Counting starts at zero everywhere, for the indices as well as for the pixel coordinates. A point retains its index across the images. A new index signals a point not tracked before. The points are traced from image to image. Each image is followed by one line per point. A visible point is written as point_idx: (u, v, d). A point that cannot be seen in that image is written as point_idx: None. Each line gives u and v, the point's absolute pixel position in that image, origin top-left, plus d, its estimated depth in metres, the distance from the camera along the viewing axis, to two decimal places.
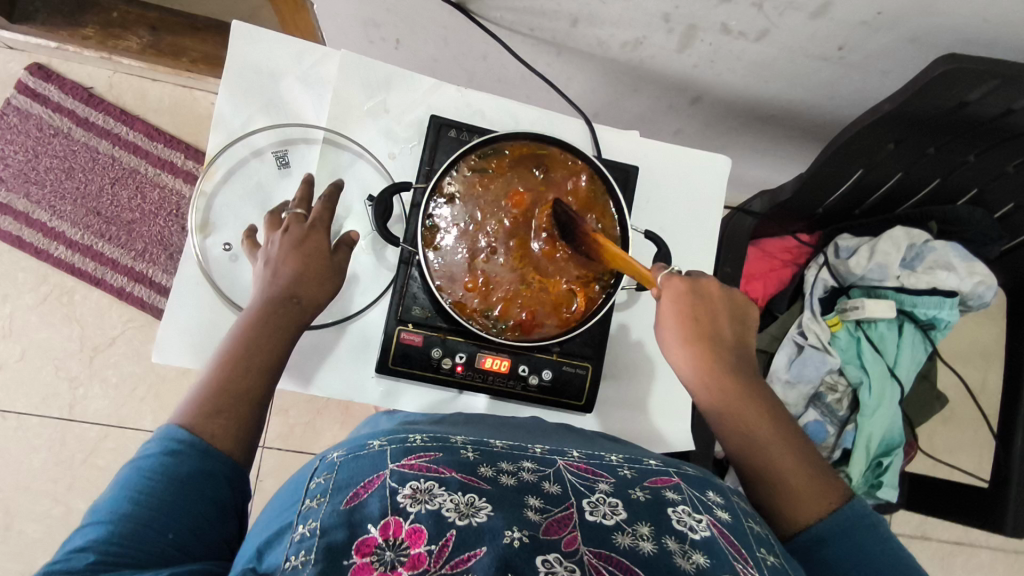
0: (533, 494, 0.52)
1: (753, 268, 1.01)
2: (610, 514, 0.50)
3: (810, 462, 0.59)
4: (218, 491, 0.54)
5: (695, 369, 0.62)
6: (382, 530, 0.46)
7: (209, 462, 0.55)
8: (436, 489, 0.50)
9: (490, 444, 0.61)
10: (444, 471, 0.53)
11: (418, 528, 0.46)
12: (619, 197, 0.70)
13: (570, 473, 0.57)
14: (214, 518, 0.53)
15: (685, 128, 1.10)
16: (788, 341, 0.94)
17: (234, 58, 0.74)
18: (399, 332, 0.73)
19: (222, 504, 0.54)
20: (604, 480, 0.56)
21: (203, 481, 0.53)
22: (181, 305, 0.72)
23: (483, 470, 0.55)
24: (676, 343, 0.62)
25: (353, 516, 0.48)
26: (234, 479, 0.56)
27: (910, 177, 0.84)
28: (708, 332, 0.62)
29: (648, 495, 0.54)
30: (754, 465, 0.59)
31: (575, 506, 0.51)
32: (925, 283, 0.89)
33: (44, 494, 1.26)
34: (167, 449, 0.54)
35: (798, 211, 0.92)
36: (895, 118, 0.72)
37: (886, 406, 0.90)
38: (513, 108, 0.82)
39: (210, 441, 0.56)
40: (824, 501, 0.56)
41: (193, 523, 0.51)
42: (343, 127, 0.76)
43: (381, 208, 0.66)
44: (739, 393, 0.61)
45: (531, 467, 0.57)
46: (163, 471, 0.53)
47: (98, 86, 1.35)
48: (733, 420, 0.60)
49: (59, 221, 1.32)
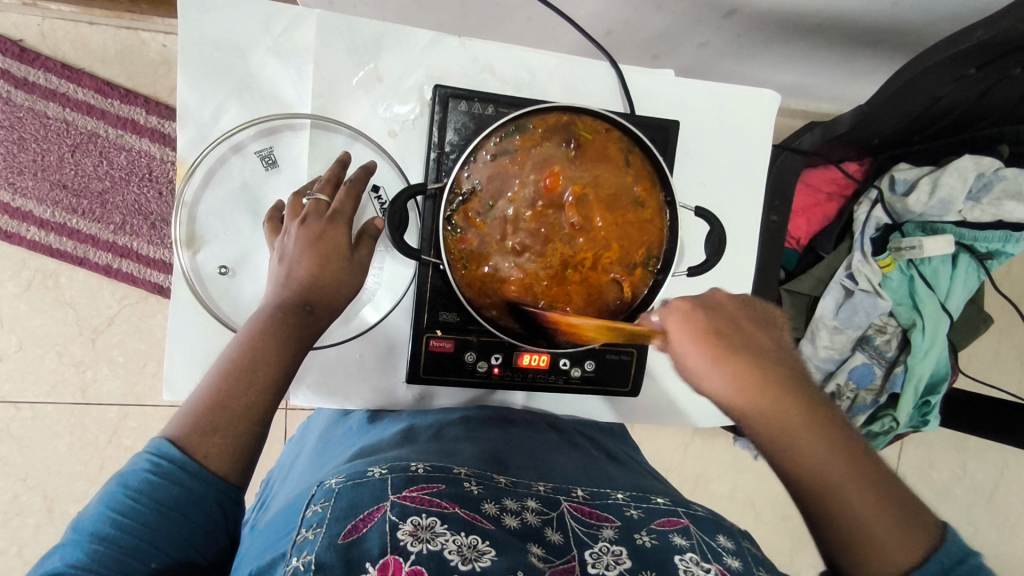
0: (536, 542, 0.51)
1: (796, 203, 0.92)
2: (613, 565, 0.49)
3: (893, 493, 0.46)
4: (209, 515, 0.48)
5: (731, 390, 0.50)
6: (382, 569, 0.44)
7: (201, 484, 0.48)
8: (439, 528, 0.48)
9: (493, 477, 0.58)
10: (446, 506, 0.51)
11: (418, 570, 0.44)
12: (664, 170, 0.60)
13: (572, 517, 0.54)
14: (201, 545, 0.47)
15: (712, 42, 0.95)
16: (835, 285, 0.86)
17: (188, 34, 0.61)
18: (427, 339, 0.66)
19: (212, 532, 0.48)
20: (609, 526, 0.54)
21: (193, 505, 0.47)
22: (184, 334, 0.65)
23: (487, 506, 0.53)
24: (701, 359, 0.51)
25: (350, 553, 0.46)
26: (228, 502, 0.49)
27: (987, 99, 0.73)
28: (736, 345, 0.51)
29: (655, 541, 0.52)
30: (820, 501, 0.47)
31: (577, 558, 0.50)
32: (988, 216, 0.81)
33: (78, 476, 1.26)
34: (155, 467, 0.47)
35: (854, 142, 0.82)
36: (986, 45, 0.61)
37: (937, 346, 0.86)
38: (524, 57, 0.70)
39: (202, 461, 0.49)
40: (916, 538, 0.44)
41: (176, 551, 0.46)
42: (332, 108, 0.65)
43: (396, 218, 0.57)
44: (788, 414, 0.49)
45: (535, 507, 0.55)
46: (148, 492, 0.46)
47: (29, 37, 1.16)
48: (787, 448, 0.49)
49: (23, 200, 1.20)
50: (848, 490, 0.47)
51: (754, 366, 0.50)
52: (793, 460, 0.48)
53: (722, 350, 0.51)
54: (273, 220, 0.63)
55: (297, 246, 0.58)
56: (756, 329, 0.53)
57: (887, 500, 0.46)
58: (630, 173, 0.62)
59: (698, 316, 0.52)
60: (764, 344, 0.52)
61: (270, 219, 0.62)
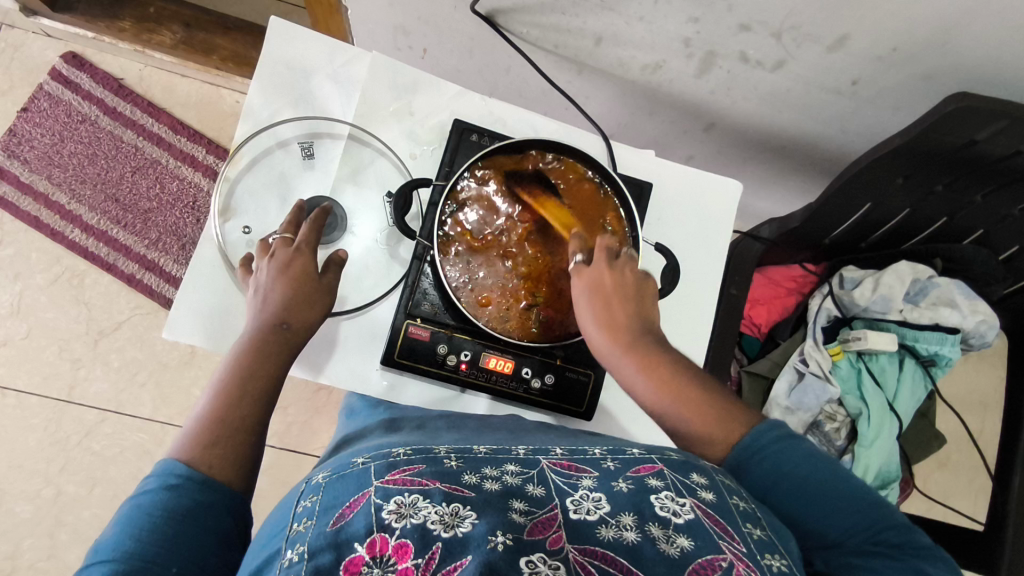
0: (518, 497, 0.51)
1: (758, 294, 1.05)
2: (593, 510, 0.49)
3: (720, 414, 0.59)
4: (218, 521, 0.54)
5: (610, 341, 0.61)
6: (370, 547, 0.45)
7: (206, 493, 0.54)
8: (421, 504, 0.49)
9: (473, 451, 0.59)
10: (428, 483, 0.51)
11: (404, 544, 0.45)
12: (633, 211, 0.71)
13: (553, 472, 0.55)
14: (215, 548, 0.53)
15: (697, 155, 1.11)
16: (790, 367, 0.96)
17: (270, 54, 0.77)
18: (407, 326, 0.74)
19: (224, 534, 0.54)
20: (588, 476, 0.54)
21: (203, 512, 0.53)
22: (197, 287, 0.74)
23: (468, 476, 0.53)
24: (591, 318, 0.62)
25: (339, 536, 0.47)
26: (234, 507, 0.56)
27: (917, 213, 0.87)
28: (615, 308, 0.62)
29: (631, 484, 0.52)
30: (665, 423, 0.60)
31: (559, 506, 0.50)
32: (926, 318, 0.94)
33: (35, 474, 1.21)
34: (166, 483, 0.54)
35: (805, 240, 0.95)
36: (907, 154, 0.75)
37: (883, 438, 0.92)
38: (532, 120, 0.84)
39: (207, 472, 0.56)
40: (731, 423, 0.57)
41: (193, 554, 0.51)
42: (368, 125, 0.79)
43: (403, 202, 0.69)
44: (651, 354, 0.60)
45: (514, 469, 0.55)
46: (161, 505, 0.53)
47: (129, 78, 1.35)
48: (646, 379, 0.59)
49: (77, 205, 1.31)
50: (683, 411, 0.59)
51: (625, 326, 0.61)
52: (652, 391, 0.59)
53: (605, 310, 0.62)
54: (245, 264, 0.70)
55: (269, 275, 0.65)
56: (632, 287, 0.63)
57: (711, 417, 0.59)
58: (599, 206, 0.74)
59: (591, 279, 0.63)
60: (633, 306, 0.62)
61: (242, 262, 0.70)
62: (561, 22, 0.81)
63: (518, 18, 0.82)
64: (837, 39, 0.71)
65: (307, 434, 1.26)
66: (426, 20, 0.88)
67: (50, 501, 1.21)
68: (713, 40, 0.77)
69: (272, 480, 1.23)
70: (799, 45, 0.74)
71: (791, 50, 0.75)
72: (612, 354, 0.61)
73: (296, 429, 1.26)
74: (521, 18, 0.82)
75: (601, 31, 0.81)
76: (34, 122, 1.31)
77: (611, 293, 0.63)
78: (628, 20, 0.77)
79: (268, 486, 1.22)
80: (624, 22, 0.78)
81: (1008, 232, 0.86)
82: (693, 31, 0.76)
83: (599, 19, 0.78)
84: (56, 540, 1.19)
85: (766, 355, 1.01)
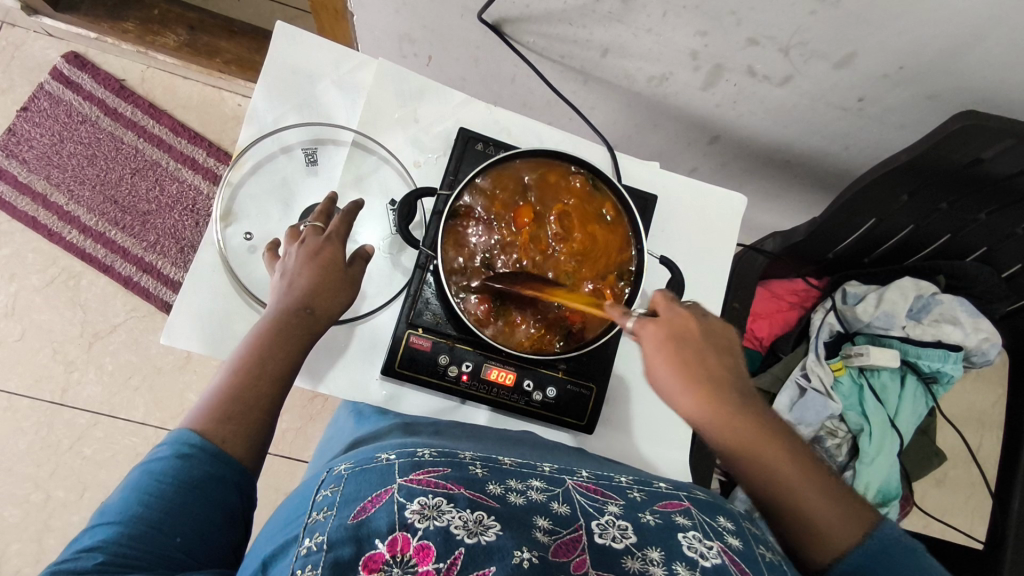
0: (542, 514, 0.50)
1: (759, 307, 1.07)
2: (620, 538, 0.48)
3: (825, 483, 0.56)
4: (227, 497, 0.53)
5: (704, 420, 0.58)
6: (390, 545, 0.44)
7: (220, 466, 0.54)
8: (445, 507, 0.48)
9: (498, 461, 0.59)
10: (453, 487, 0.51)
11: (427, 545, 0.44)
12: (638, 224, 0.71)
13: (578, 493, 0.54)
14: (220, 523, 0.52)
15: (700, 167, 1.11)
16: (792, 383, 0.97)
17: (275, 58, 0.76)
18: (409, 335, 0.73)
19: (229, 509, 0.53)
20: (614, 503, 0.54)
21: (214, 486, 0.52)
22: (197, 292, 0.73)
23: (493, 486, 0.53)
24: (680, 394, 0.59)
25: (360, 530, 0.46)
26: (243, 484, 0.55)
27: (921, 230, 0.88)
28: (704, 377, 0.59)
29: (659, 519, 0.52)
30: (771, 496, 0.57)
31: (584, 528, 0.49)
32: (929, 335, 0.95)
33: (24, 478, 1.19)
34: (179, 451, 0.53)
35: (808, 256, 0.96)
36: (911, 170, 0.75)
37: (885, 455, 0.93)
38: (538, 129, 0.84)
39: (221, 445, 0.55)
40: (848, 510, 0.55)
41: (200, 526, 0.50)
42: (372, 132, 0.78)
43: (405, 211, 0.69)
44: (750, 430, 0.57)
45: (539, 486, 0.55)
46: (172, 473, 0.52)
47: (131, 79, 1.35)
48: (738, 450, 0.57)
49: (75, 206, 1.29)
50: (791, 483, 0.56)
51: (715, 394, 0.58)
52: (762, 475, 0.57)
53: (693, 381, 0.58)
54: (272, 250, 0.70)
55: (297, 261, 0.64)
56: (716, 352, 0.60)
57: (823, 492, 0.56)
58: (588, 200, 0.74)
59: (670, 342, 0.59)
60: (724, 369, 0.59)
61: (270, 249, 0.69)
62: (568, 32, 0.81)
63: (526, 27, 0.82)
64: (845, 56, 0.71)
65: (301, 441, 1.24)
66: (433, 28, 0.87)
67: (39, 506, 1.19)
68: (720, 54, 0.77)
69: (265, 488, 1.22)
70: (806, 61, 0.74)
71: (798, 66, 0.75)
72: (713, 431, 0.58)
73: (290, 436, 1.24)
74: (529, 27, 0.81)
75: (607, 43, 0.81)
76: (34, 121, 1.30)
77: (696, 362, 0.59)
78: (635, 32, 0.77)
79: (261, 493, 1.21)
80: (631, 34, 0.77)
81: (1011, 250, 0.87)
82: (701, 45, 0.76)
83: (606, 30, 0.78)
84: (44, 545, 1.17)
85: (768, 369, 1.01)
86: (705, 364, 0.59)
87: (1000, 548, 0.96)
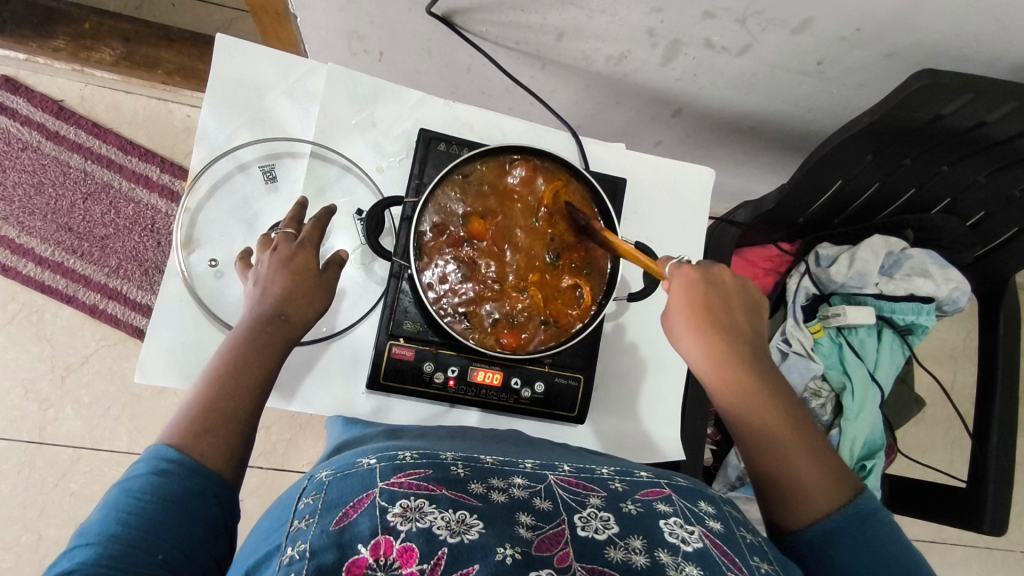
0: (525, 510, 0.50)
1: (737, 277, 1.09)
2: (602, 529, 0.49)
3: (824, 459, 0.60)
4: (208, 510, 0.52)
5: (710, 356, 0.63)
6: (372, 550, 0.44)
7: (198, 481, 0.52)
8: (427, 508, 0.48)
9: (480, 460, 0.58)
10: (434, 488, 0.51)
11: (409, 548, 0.44)
12: (608, 207, 0.70)
13: (560, 487, 0.55)
14: (203, 537, 0.50)
15: (666, 140, 1.09)
16: (774, 348, 1.01)
17: (218, 72, 0.73)
18: (391, 346, 0.72)
19: (212, 523, 0.51)
20: (596, 494, 0.54)
21: (193, 501, 0.51)
22: (166, 325, 0.70)
23: (475, 485, 0.53)
24: (691, 331, 0.64)
25: (342, 537, 0.46)
26: (224, 497, 0.53)
27: (887, 186, 0.92)
28: (721, 319, 0.64)
29: (640, 507, 0.52)
30: (767, 447, 0.61)
31: (567, 522, 0.49)
32: (903, 290, 0.99)
33: (12, 521, 1.16)
34: (155, 468, 0.52)
35: (780, 221, 0.99)
36: (874, 129, 0.77)
37: (868, 409, 0.97)
38: (500, 121, 0.82)
39: (199, 460, 0.53)
40: (837, 495, 0.58)
41: (183, 542, 0.49)
42: (330, 141, 0.76)
43: (373, 222, 0.67)
44: (752, 378, 0.62)
45: (522, 482, 0.55)
46: (150, 490, 0.50)
47: (69, 99, 1.27)
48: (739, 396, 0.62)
49: (29, 238, 1.24)
50: (784, 439, 0.60)
51: (728, 342, 0.63)
52: (750, 419, 0.61)
53: (708, 316, 0.63)
54: (244, 259, 0.68)
55: (270, 269, 0.62)
56: (738, 307, 0.65)
57: (818, 465, 0.60)
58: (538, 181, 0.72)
59: (697, 289, 0.64)
60: (741, 321, 0.65)
61: (240, 257, 0.67)
62: (520, 19, 0.79)
63: (476, 17, 0.79)
64: (801, 22, 0.71)
65: (293, 452, 1.23)
66: (380, 23, 0.84)
67: (31, 547, 1.16)
68: (677, 29, 0.76)
69: (262, 502, 1.20)
70: (763, 29, 0.73)
71: (756, 35, 0.75)
72: (715, 366, 0.63)
73: (282, 448, 1.23)
74: (480, 16, 0.79)
75: (562, 26, 0.79)
76: None
77: (719, 307, 0.64)
78: (589, 13, 0.75)
79: (258, 509, 1.20)
80: (584, 15, 0.76)
81: (973, 198, 0.91)
82: (657, 21, 0.75)
83: (559, 14, 0.76)
84: None
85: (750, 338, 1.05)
86: (729, 311, 0.65)
87: (981, 485, 1.00)
